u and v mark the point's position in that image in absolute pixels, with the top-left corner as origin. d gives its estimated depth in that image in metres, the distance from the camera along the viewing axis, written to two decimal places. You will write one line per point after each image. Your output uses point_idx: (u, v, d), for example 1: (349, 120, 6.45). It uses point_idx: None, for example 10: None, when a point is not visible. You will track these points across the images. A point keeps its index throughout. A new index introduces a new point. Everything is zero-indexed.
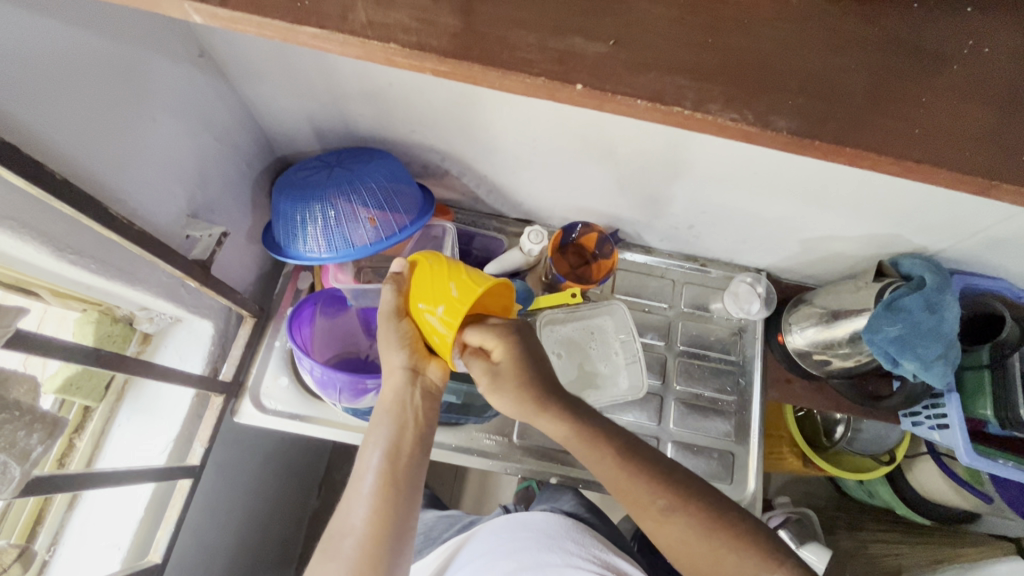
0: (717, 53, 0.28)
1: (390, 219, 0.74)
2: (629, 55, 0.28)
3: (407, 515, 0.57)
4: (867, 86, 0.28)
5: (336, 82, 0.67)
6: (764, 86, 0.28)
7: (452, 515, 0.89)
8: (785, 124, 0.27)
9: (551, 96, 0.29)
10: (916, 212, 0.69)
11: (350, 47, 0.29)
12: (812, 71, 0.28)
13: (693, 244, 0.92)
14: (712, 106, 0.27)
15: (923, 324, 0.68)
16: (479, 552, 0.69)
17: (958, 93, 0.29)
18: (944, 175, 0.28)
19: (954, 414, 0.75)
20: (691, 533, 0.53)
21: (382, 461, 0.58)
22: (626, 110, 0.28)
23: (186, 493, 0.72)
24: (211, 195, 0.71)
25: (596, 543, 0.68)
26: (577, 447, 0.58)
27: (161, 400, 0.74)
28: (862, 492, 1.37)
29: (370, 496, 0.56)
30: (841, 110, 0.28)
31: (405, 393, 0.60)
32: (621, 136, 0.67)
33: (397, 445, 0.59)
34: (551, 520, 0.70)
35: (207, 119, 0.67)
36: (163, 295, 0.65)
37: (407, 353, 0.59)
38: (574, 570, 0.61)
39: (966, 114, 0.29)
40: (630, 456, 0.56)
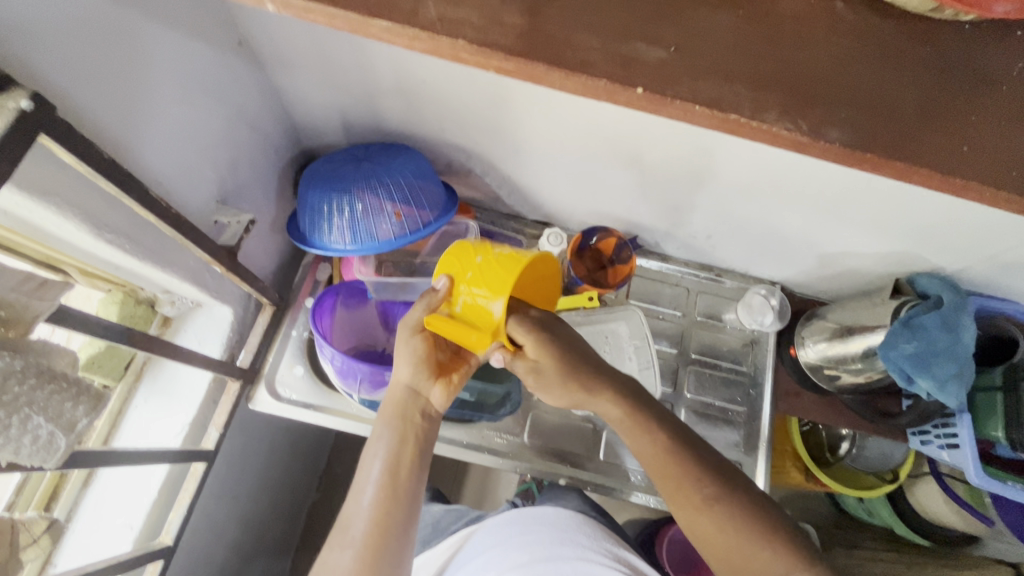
0: (773, 64, 0.29)
1: (415, 214, 0.74)
2: (689, 61, 0.28)
3: (405, 528, 0.58)
4: (918, 102, 0.29)
5: (371, 76, 0.68)
6: (819, 97, 0.29)
7: (459, 508, 0.89)
8: (838, 136, 0.28)
9: (610, 98, 0.29)
10: (936, 231, 0.70)
11: (418, 41, 0.30)
12: (865, 85, 0.29)
13: (710, 253, 0.93)
14: (768, 115, 0.28)
15: (939, 343, 0.69)
16: (489, 544, 0.69)
17: (1008, 115, 0.29)
18: (989, 193, 0.29)
19: (965, 433, 0.76)
20: (724, 527, 0.54)
21: (381, 470, 0.59)
22: (682, 115, 0.29)
23: (200, 477, 0.72)
24: (240, 182, 0.72)
25: (607, 537, 0.69)
26: (629, 427, 0.60)
27: (179, 383, 0.75)
28: (861, 510, 1.38)
29: (369, 506, 0.57)
30: (891, 124, 0.29)
31: (406, 408, 0.61)
32: (648, 143, 0.68)
33: (397, 457, 0.60)
34: (563, 515, 0.71)
35: (241, 107, 0.68)
36: (189, 279, 0.66)
37: (415, 372, 0.60)
38: (590, 566, 0.63)
39: (1014, 134, 0.29)
40: (679, 445, 0.58)
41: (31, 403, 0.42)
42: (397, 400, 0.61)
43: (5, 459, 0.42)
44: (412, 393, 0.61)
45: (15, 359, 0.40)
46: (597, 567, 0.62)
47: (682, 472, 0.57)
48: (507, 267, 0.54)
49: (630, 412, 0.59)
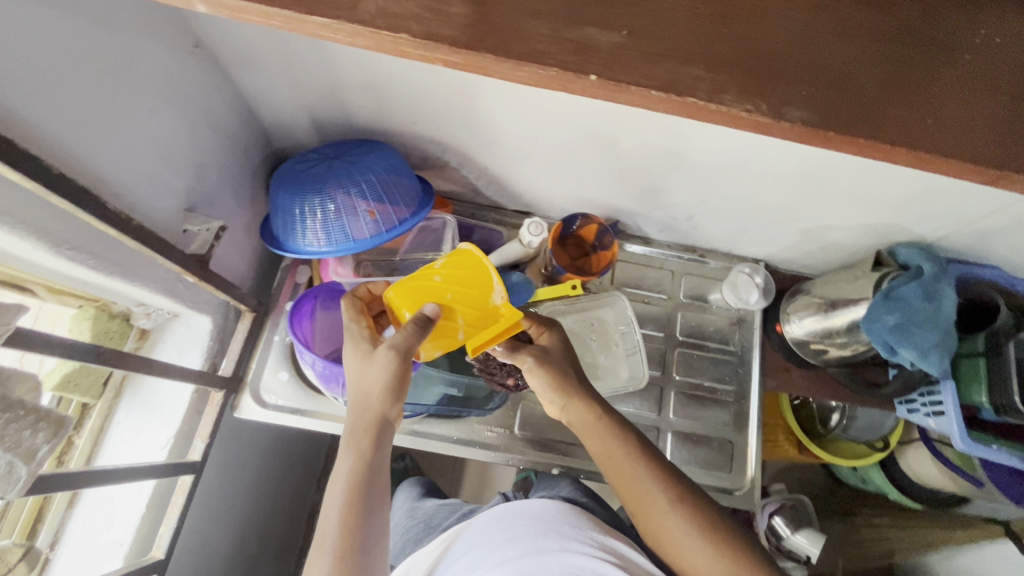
0: (730, 42, 0.28)
1: (390, 212, 0.73)
2: (643, 44, 0.27)
3: (377, 564, 0.50)
4: (879, 77, 0.28)
5: (336, 72, 0.66)
6: (778, 76, 0.28)
7: (452, 503, 0.90)
8: (799, 115, 0.27)
9: (564, 87, 0.28)
10: (915, 201, 0.70)
11: (360, 37, 0.28)
12: (823, 61, 0.28)
13: (692, 235, 0.92)
14: (726, 96, 0.27)
15: (919, 313, 0.69)
16: (474, 542, 0.69)
17: (969, 84, 0.29)
18: (954, 165, 0.28)
19: (949, 400, 0.76)
20: (692, 534, 0.55)
21: (345, 499, 0.51)
22: (640, 100, 0.28)
23: (188, 490, 0.71)
24: (209, 189, 0.70)
25: (594, 525, 0.69)
26: (600, 433, 0.63)
27: (162, 397, 0.74)
28: (855, 478, 1.40)
29: (335, 545, 0.48)
30: (854, 102, 0.28)
31: (371, 430, 0.55)
32: (623, 127, 0.67)
33: (363, 482, 0.52)
34: (548, 506, 0.71)
35: (204, 111, 0.66)
36: (162, 291, 0.65)
37: (384, 391, 0.56)
38: (574, 555, 0.62)
39: (977, 104, 0.29)
40: (646, 449, 0.62)
41: None
42: (362, 424, 0.56)
43: None
44: (374, 413, 0.56)
45: None
46: (581, 556, 0.61)
47: (643, 475, 0.59)
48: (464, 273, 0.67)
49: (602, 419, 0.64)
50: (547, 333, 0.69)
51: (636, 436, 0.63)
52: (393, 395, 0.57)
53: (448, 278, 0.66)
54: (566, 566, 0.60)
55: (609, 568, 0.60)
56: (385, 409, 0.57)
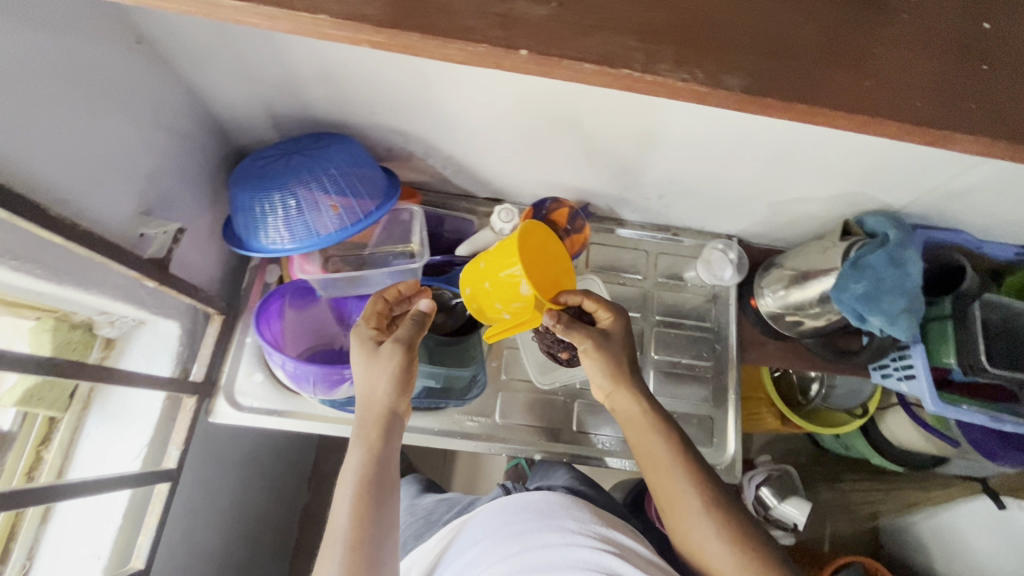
0: (671, 12, 0.28)
1: (353, 205, 0.72)
2: (575, 15, 0.27)
3: (384, 547, 0.57)
4: (819, 40, 0.28)
5: (288, 64, 0.64)
6: (718, 44, 0.28)
7: (450, 498, 0.90)
8: (738, 83, 0.27)
9: (497, 63, 0.28)
10: (879, 168, 0.70)
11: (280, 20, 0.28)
12: (762, 25, 0.28)
13: (665, 214, 0.92)
14: (663, 65, 0.27)
15: (886, 280, 0.70)
16: (478, 536, 0.69)
17: (909, 44, 0.29)
18: (897, 126, 0.28)
19: (919, 364, 0.78)
20: (714, 537, 0.60)
21: (355, 487, 0.59)
22: (575, 75, 0.27)
23: (165, 498, 0.70)
24: (166, 191, 0.68)
25: (597, 518, 0.69)
26: (642, 430, 0.67)
27: (131, 407, 0.72)
28: (839, 445, 1.43)
29: (347, 531, 0.56)
30: (796, 65, 0.28)
31: (378, 424, 0.62)
32: (586, 108, 0.66)
33: (370, 476, 0.59)
34: (549, 499, 0.71)
35: (153, 110, 0.64)
36: (122, 297, 0.63)
37: (390, 390, 0.62)
38: (578, 547, 0.62)
39: (921, 64, 0.29)
40: (686, 452, 0.66)
41: None
42: (370, 419, 0.62)
43: None
44: (380, 409, 0.62)
45: None
46: (584, 549, 0.61)
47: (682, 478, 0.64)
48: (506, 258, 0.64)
49: (649, 418, 0.68)
50: (609, 319, 0.69)
51: (683, 442, 0.67)
52: (398, 388, 0.63)
53: (489, 266, 0.66)
54: (569, 559, 0.60)
55: (612, 560, 0.60)
56: (391, 402, 0.63)
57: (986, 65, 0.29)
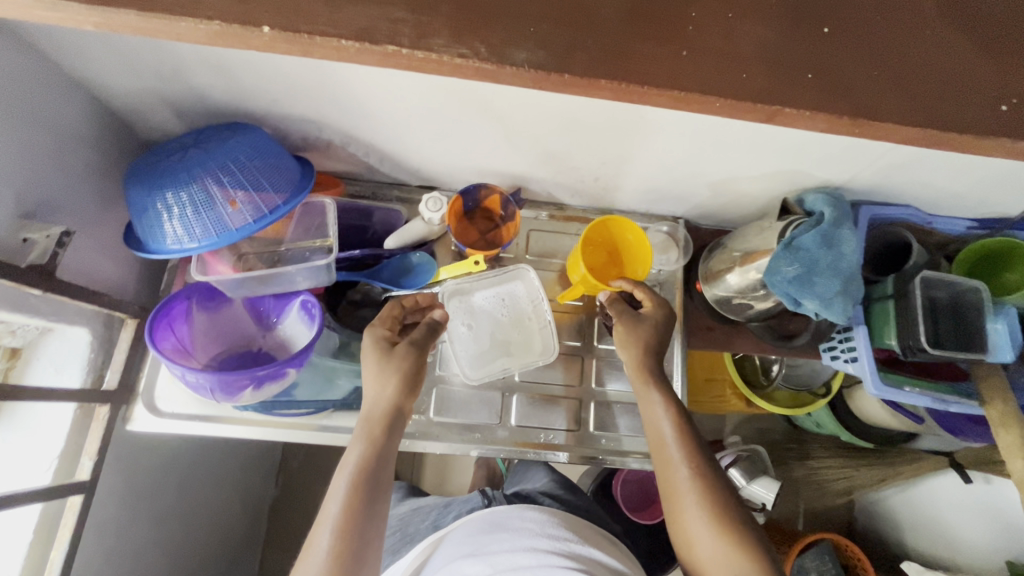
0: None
1: (258, 200, 0.68)
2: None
3: (370, 541, 0.58)
4: (621, 13, 0.36)
5: (168, 51, 0.59)
6: (504, 19, 0.35)
7: (424, 509, 0.91)
8: (523, 57, 0.35)
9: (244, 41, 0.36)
10: (810, 143, 0.66)
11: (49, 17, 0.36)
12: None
13: (606, 197, 0.88)
14: (434, 39, 0.35)
15: (820, 261, 0.66)
16: (450, 557, 0.68)
17: (710, 14, 0.37)
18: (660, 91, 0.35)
19: (861, 346, 0.75)
20: (718, 539, 0.61)
21: (353, 479, 0.60)
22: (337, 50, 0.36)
23: (78, 510, 0.68)
24: (54, 192, 0.64)
25: (567, 534, 0.70)
26: (668, 423, 0.69)
27: (37, 418, 0.69)
28: (810, 422, 1.41)
29: (337, 518, 0.57)
30: (591, 35, 0.36)
31: (383, 419, 0.64)
32: (494, 89, 0.62)
33: (367, 468, 0.61)
34: (526, 516, 0.71)
35: (27, 106, 0.60)
36: (5, 307, 0.59)
37: (399, 389, 0.65)
38: (550, 568, 0.62)
39: (726, 35, 0.37)
40: (705, 453, 0.67)
41: None
42: (376, 413, 0.64)
43: None
44: (384, 405, 0.64)
45: None
46: (557, 570, 0.62)
47: (686, 464, 0.66)
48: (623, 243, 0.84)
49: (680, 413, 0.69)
50: (650, 307, 0.77)
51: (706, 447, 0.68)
52: (404, 387, 0.65)
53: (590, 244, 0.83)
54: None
55: None
56: (398, 399, 0.65)
57: (824, 30, 0.38)
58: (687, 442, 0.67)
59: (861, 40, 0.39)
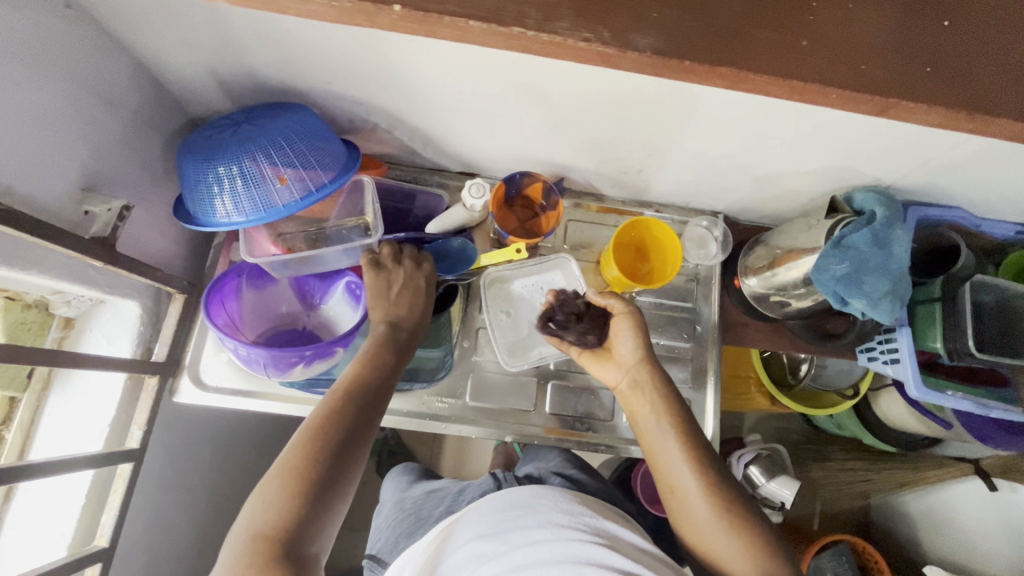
0: None
1: (306, 178, 0.68)
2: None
3: (332, 485, 0.54)
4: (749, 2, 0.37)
5: (229, 29, 0.60)
6: (634, 8, 0.36)
7: (440, 491, 0.92)
8: (645, 44, 0.35)
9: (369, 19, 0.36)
10: (864, 141, 0.65)
11: None
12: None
13: (646, 189, 0.88)
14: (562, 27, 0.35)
15: (870, 261, 0.66)
16: (468, 537, 0.66)
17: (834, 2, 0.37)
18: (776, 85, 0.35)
19: (904, 348, 0.74)
20: (721, 532, 0.60)
21: (328, 408, 0.58)
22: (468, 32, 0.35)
23: (128, 478, 0.70)
24: (111, 167, 0.65)
25: (585, 509, 0.69)
26: (659, 421, 0.67)
27: (91, 385, 0.72)
28: (832, 424, 1.40)
29: (304, 443, 0.55)
30: (717, 33, 0.36)
31: (378, 351, 0.64)
32: (550, 76, 0.62)
33: (350, 394, 0.60)
34: (536, 492, 0.71)
35: (88, 80, 0.60)
36: (67, 277, 0.61)
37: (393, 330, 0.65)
38: (567, 542, 0.61)
39: (854, 22, 0.37)
40: (702, 446, 0.65)
41: None
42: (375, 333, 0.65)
43: None
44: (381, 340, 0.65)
45: None
46: (574, 543, 0.61)
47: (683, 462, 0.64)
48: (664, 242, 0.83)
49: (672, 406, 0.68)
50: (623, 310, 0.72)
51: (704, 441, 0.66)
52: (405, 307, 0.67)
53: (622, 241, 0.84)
54: (559, 554, 0.60)
55: (602, 552, 0.60)
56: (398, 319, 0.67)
57: (943, 22, 0.38)
58: (688, 441, 0.65)
59: (976, 33, 0.38)
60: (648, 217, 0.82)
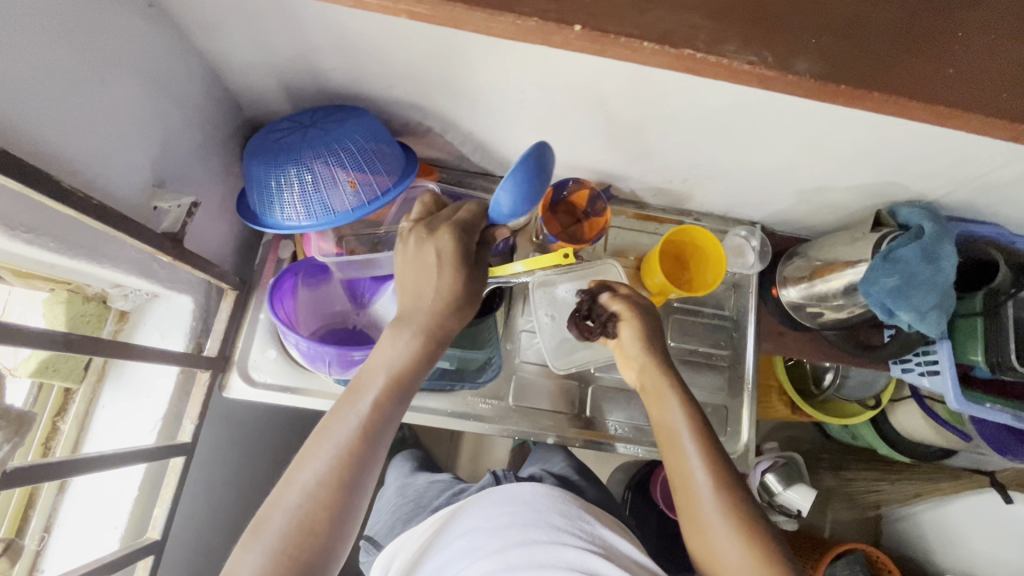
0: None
1: (371, 181, 0.70)
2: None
3: (362, 488, 0.53)
4: (894, 29, 0.37)
5: (303, 32, 0.61)
6: (782, 31, 0.36)
7: (439, 481, 0.93)
8: (805, 68, 0.35)
9: (547, 38, 0.36)
10: (917, 158, 0.67)
11: None
12: (830, 11, 0.36)
13: (687, 198, 0.89)
14: (726, 50, 0.35)
15: (920, 275, 0.68)
16: (467, 530, 0.70)
17: (970, 28, 0.37)
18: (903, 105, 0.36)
19: (945, 360, 0.76)
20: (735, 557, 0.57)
21: (366, 406, 0.55)
22: (632, 52, 0.35)
23: (180, 471, 0.70)
24: (177, 163, 0.66)
25: (584, 516, 0.71)
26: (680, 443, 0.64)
27: (144, 378, 0.72)
28: (846, 435, 1.40)
29: (339, 443, 0.53)
30: (858, 59, 0.36)
31: (413, 346, 0.58)
32: (615, 86, 0.63)
33: (370, 422, 0.54)
34: (537, 491, 0.73)
35: (162, 80, 0.61)
36: (135, 272, 0.62)
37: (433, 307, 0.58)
38: (562, 547, 0.64)
39: (985, 44, 0.37)
40: (723, 469, 0.61)
41: None
42: (391, 366, 0.57)
43: None
44: (397, 372, 0.57)
45: None
46: (571, 550, 0.64)
47: (705, 471, 0.61)
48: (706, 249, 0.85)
49: (693, 421, 0.64)
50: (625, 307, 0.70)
51: (726, 461, 0.62)
52: (422, 328, 0.58)
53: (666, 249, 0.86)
54: (554, 559, 0.62)
55: (595, 560, 0.63)
56: (418, 350, 0.58)
57: None
58: (707, 452, 0.62)
59: None
60: (692, 226, 0.84)
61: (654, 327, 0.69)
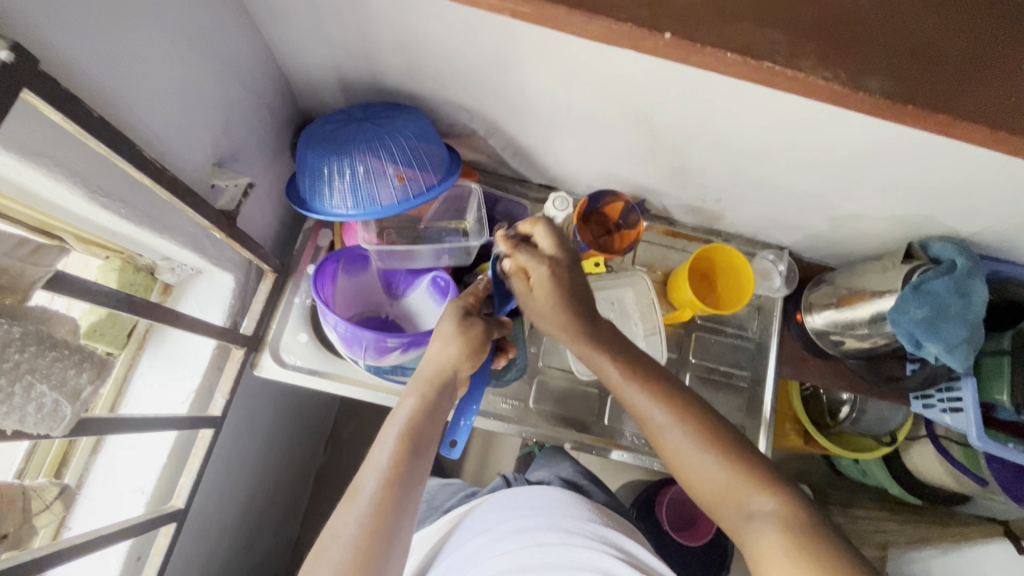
0: (814, 20, 0.38)
1: (418, 177, 0.72)
2: (682, 13, 0.38)
3: (407, 507, 0.56)
4: (962, 56, 0.38)
5: (370, 31, 0.64)
6: (858, 57, 0.38)
7: (452, 483, 0.92)
8: (877, 86, 0.38)
9: (639, 43, 0.38)
10: (954, 192, 0.68)
11: None
12: (888, 39, 0.38)
13: (719, 218, 0.91)
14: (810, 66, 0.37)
15: (950, 308, 0.69)
16: (480, 529, 0.70)
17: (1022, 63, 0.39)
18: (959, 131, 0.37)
19: (969, 398, 0.76)
20: (750, 509, 0.56)
21: (401, 432, 0.59)
22: (716, 61, 0.38)
23: (208, 443, 0.72)
24: (236, 144, 0.69)
25: (594, 518, 0.70)
26: (631, 391, 0.64)
27: (182, 349, 0.74)
28: (856, 471, 1.34)
29: (383, 466, 0.56)
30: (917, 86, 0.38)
31: (438, 377, 0.62)
32: (662, 101, 0.65)
33: (409, 443, 0.58)
34: (550, 497, 0.73)
35: (233, 64, 0.64)
36: (188, 245, 0.64)
37: (455, 352, 0.63)
38: (574, 548, 0.63)
39: None
40: (688, 408, 0.62)
41: (32, 370, 0.41)
42: (429, 375, 0.62)
43: (11, 428, 0.41)
44: (428, 398, 0.61)
45: (13, 326, 0.40)
46: (583, 550, 0.62)
47: (645, 394, 0.63)
48: (733, 268, 0.86)
49: (630, 376, 0.65)
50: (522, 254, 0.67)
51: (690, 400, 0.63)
52: (466, 356, 0.63)
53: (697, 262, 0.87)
54: (567, 560, 0.61)
55: (610, 561, 0.61)
56: (456, 363, 0.63)
57: None
58: (631, 373, 0.65)
59: None
60: (722, 245, 0.85)
61: (565, 285, 0.66)
